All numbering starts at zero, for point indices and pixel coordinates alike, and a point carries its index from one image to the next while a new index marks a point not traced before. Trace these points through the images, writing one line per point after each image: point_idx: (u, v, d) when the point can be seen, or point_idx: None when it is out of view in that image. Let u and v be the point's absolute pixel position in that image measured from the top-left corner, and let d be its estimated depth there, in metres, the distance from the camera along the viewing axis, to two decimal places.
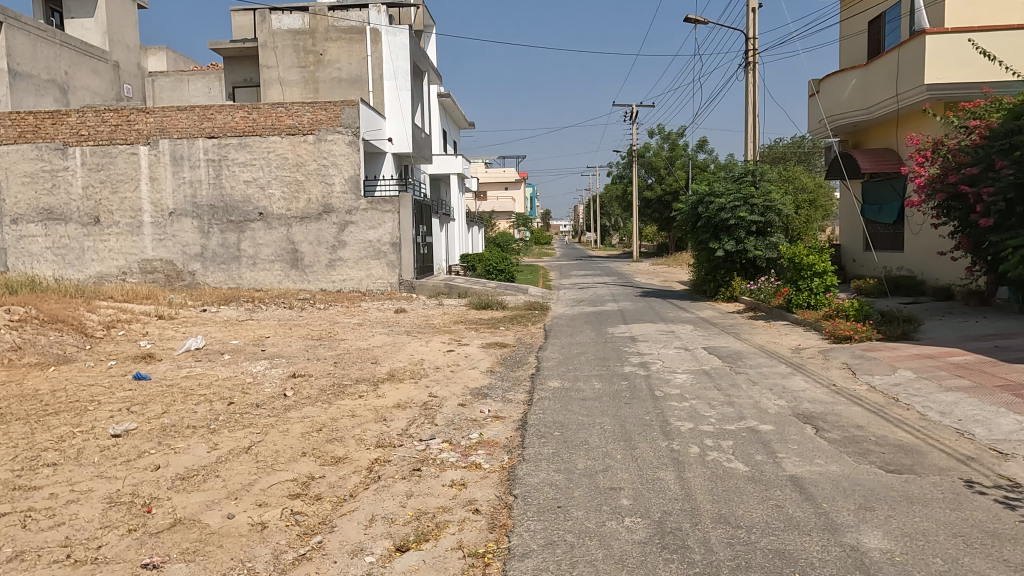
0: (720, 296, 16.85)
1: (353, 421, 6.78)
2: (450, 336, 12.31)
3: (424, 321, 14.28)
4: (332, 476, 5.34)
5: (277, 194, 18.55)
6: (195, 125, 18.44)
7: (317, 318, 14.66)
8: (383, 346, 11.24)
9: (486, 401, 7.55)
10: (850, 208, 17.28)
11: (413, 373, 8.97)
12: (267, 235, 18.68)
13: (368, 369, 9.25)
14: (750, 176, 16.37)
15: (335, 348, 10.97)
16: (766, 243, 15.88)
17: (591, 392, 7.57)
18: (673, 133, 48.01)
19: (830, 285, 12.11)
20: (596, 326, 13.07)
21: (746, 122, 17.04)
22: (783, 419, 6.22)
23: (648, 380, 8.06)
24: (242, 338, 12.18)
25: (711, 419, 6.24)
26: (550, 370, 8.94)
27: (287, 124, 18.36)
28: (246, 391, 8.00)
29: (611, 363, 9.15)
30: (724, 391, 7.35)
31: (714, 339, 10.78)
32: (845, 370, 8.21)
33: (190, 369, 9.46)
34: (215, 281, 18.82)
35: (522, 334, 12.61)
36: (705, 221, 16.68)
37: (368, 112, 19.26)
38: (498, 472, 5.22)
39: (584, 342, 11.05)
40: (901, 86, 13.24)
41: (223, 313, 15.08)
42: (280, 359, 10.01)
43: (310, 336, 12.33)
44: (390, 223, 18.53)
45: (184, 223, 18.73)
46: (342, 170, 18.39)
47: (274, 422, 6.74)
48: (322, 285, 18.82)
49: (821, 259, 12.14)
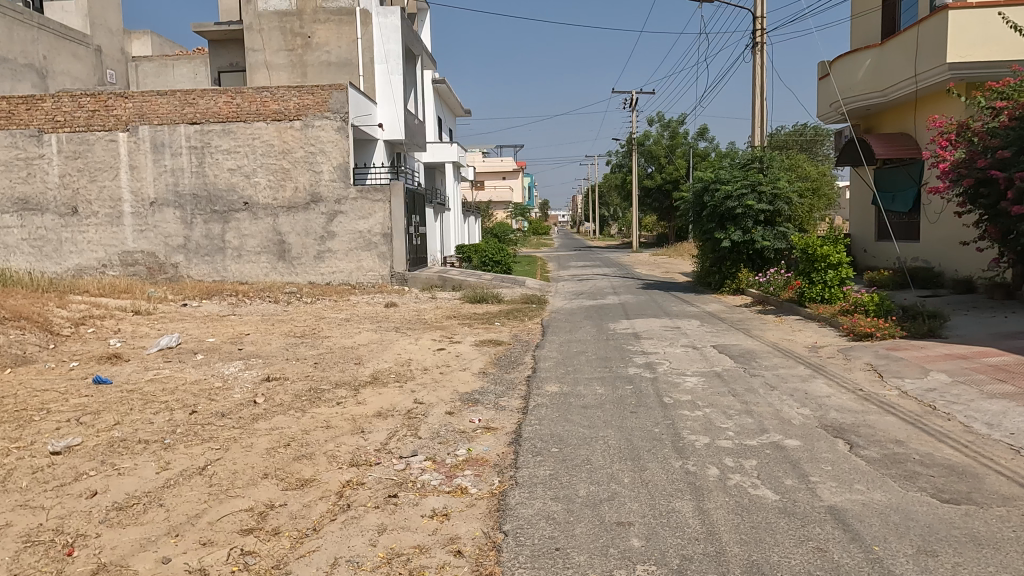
0: (726, 288, 16.14)
1: (326, 434, 6.04)
2: (442, 333, 11.56)
3: (415, 316, 13.52)
4: (295, 504, 4.61)
5: (263, 182, 17.76)
6: (176, 110, 17.62)
7: (302, 313, 13.92)
8: (369, 344, 10.51)
9: (477, 408, 6.83)
10: (862, 195, 16.55)
11: (398, 376, 8.23)
12: (253, 226, 17.90)
13: (351, 371, 8.51)
14: (758, 163, 15.58)
15: (317, 347, 10.22)
16: (774, 233, 15.17)
17: (592, 399, 6.84)
18: (673, 121, 47.20)
19: (846, 278, 11.41)
20: (597, 321, 12.34)
21: (753, 107, 16.22)
22: (811, 432, 5.49)
23: (656, 384, 7.32)
24: (220, 335, 11.43)
25: (729, 433, 5.52)
26: (548, 372, 8.22)
27: (273, 109, 17.55)
28: (213, 397, 7.27)
29: (614, 364, 8.42)
30: (740, 397, 6.63)
31: (724, 336, 10.05)
32: (871, 373, 7.49)
33: (157, 371, 8.73)
34: (199, 274, 18.06)
35: (518, 330, 11.88)
36: (710, 210, 15.87)
37: (357, 96, 18.43)
38: (487, 500, 4.50)
39: (584, 339, 10.32)
40: (920, 66, 12.47)
41: (204, 308, 14.33)
42: (256, 360, 9.26)
43: (293, 333, 11.58)
44: (381, 213, 17.76)
45: (166, 213, 17.93)
46: (331, 157, 17.61)
47: (238, 435, 6.01)
48: (311, 277, 18.05)
49: (836, 250, 11.40)
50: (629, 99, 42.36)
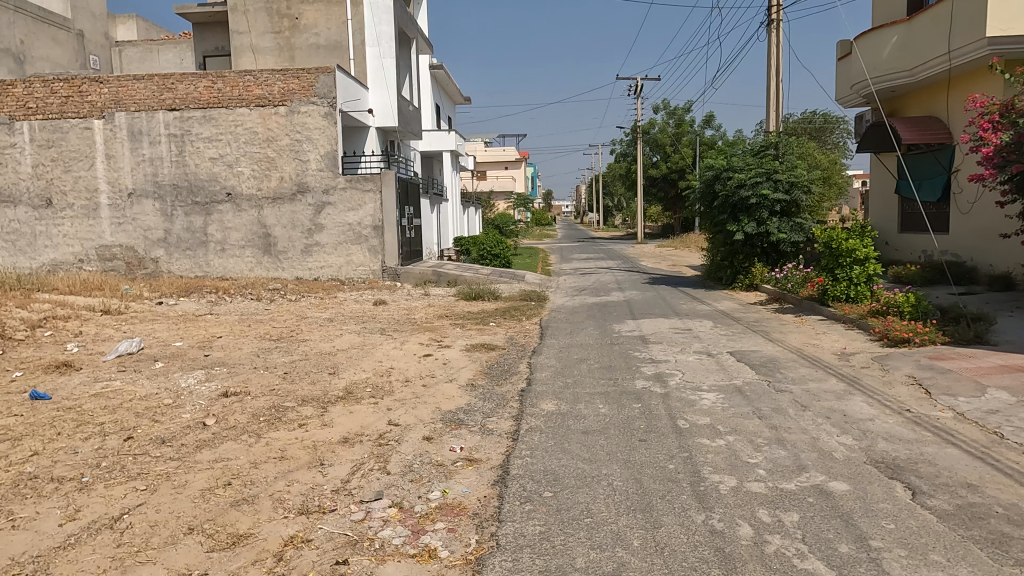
0: (738, 283, 15.12)
1: (278, 469, 5.08)
2: (431, 336, 10.59)
3: (404, 316, 12.55)
4: (219, 573, 3.65)
5: (247, 172, 16.79)
6: (154, 96, 16.64)
7: (283, 313, 12.98)
8: (350, 349, 9.54)
9: (459, 433, 5.86)
10: (884, 183, 15.54)
11: (375, 391, 7.26)
12: (236, 218, 16.93)
13: (322, 384, 7.55)
14: (773, 150, 14.57)
15: (292, 354, 9.27)
16: (790, 225, 14.14)
17: (594, 421, 5.85)
18: (680, 109, 45.92)
19: (873, 275, 10.42)
20: (600, 321, 11.35)
21: (768, 88, 15.14)
22: (860, 472, 4.50)
23: (668, 402, 6.34)
24: (189, 338, 10.48)
25: (761, 472, 4.54)
26: (544, 385, 7.24)
27: (256, 94, 16.56)
28: (158, 416, 6.30)
29: (619, 375, 7.44)
30: (769, 421, 5.64)
31: (741, 341, 9.05)
32: (917, 388, 6.49)
33: (107, 383, 7.78)
34: (181, 269, 17.13)
35: (514, 332, 10.90)
36: (722, 200, 14.85)
37: (346, 80, 17.37)
38: (460, 571, 3.53)
39: (585, 345, 9.32)
40: (955, 42, 11.38)
41: (181, 307, 13.42)
42: (220, 370, 8.30)
43: (268, 336, 10.62)
44: (372, 204, 16.78)
45: (145, 205, 16.97)
46: (318, 145, 16.63)
47: (173, 470, 5.04)
48: (298, 273, 17.09)
49: (863, 244, 10.38)
50: (634, 86, 41.38)
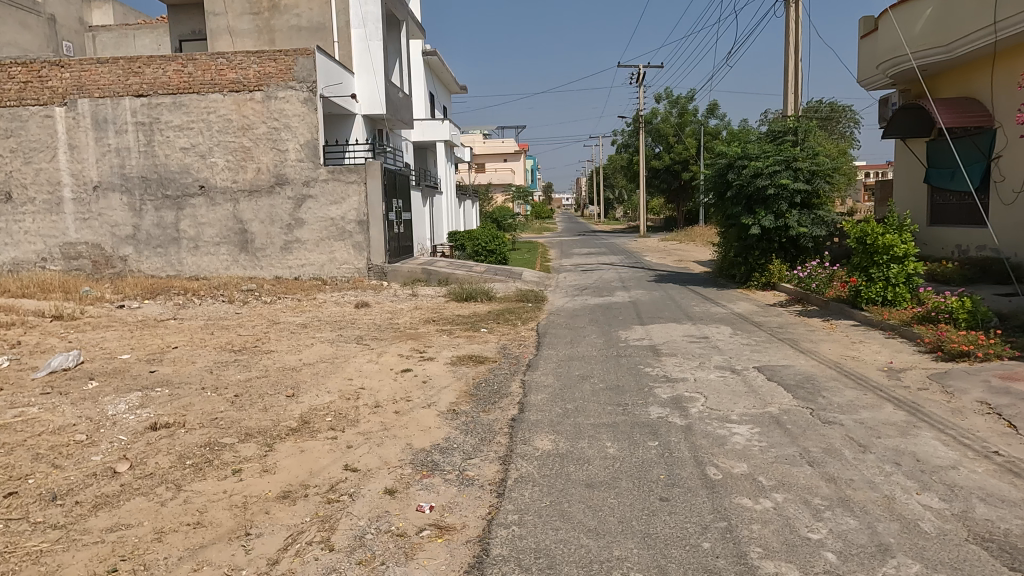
0: (753, 282, 13.86)
1: (187, 543, 3.87)
2: (414, 345, 9.37)
3: (386, 320, 11.36)
4: None
5: (220, 163, 15.55)
6: (119, 81, 15.38)
7: (255, 317, 11.81)
8: (319, 363, 8.34)
9: (431, 484, 4.65)
10: (911, 171, 14.38)
11: (336, 420, 6.06)
12: (210, 213, 15.70)
13: (274, 411, 6.32)
14: (792, 136, 13.32)
15: (250, 369, 8.04)
16: (812, 218, 12.98)
17: (602, 469, 4.63)
18: (682, 98, 44.65)
19: (912, 275, 9.24)
20: (604, 327, 10.14)
21: (786, 70, 13.88)
22: (965, 557, 3.30)
23: (692, 439, 5.12)
24: (139, 350, 9.27)
25: (832, 559, 3.32)
26: (539, 414, 6.03)
27: (230, 79, 15.31)
28: (59, 461, 5.07)
29: (628, 400, 6.22)
30: (824, 469, 4.43)
31: (768, 353, 7.84)
32: (995, 419, 5.28)
33: (23, 407, 6.57)
34: (151, 268, 15.90)
35: (507, 340, 9.70)
36: (736, 191, 13.52)
37: (328, 63, 16.04)
38: None
39: (588, 358, 8.10)
40: (1002, 13, 10.20)
41: (143, 311, 12.22)
42: (160, 391, 7.07)
43: (229, 346, 9.40)
44: (356, 197, 15.55)
45: (112, 199, 15.71)
46: (297, 134, 15.42)
47: (48, 546, 3.83)
48: (277, 271, 15.87)
49: (902, 239, 9.19)
50: (635, 74, 40.16)
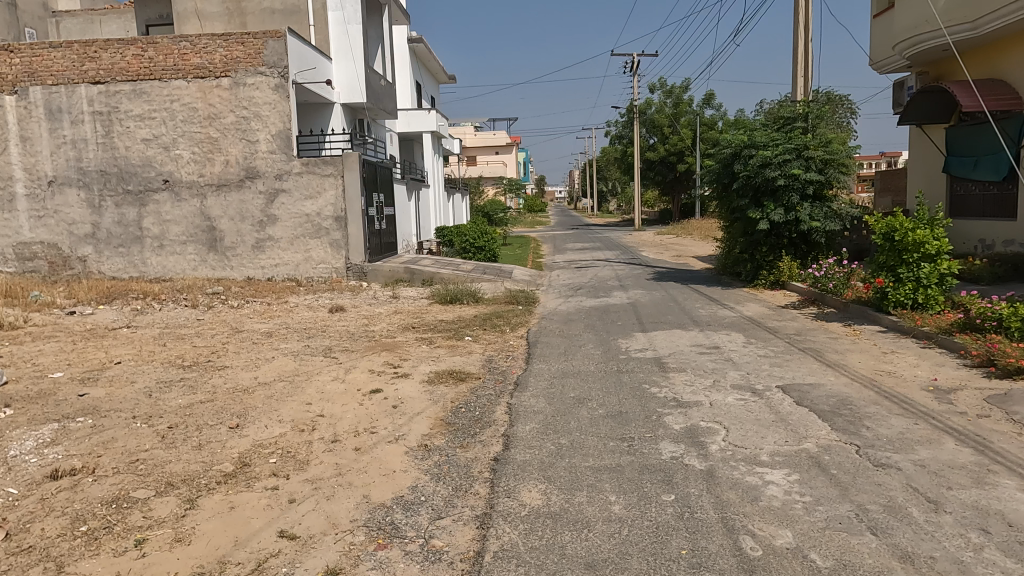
0: (761, 281, 12.86)
1: None
2: (388, 359, 8.28)
3: (362, 327, 10.32)
4: None
5: (186, 155, 14.41)
6: (74, 67, 14.18)
7: (217, 323, 10.76)
8: (278, 381, 7.30)
9: (387, 561, 3.60)
10: (928, 160, 13.45)
11: (282, 461, 5.00)
12: (175, 209, 14.55)
13: (209, 450, 5.25)
14: (803, 122, 12.30)
15: (195, 391, 6.95)
16: (825, 211, 12.00)
17: (606, 541, 3.59)
18: (677, 88, 43.69)
19: (946, 275, 8.28)
20: (601, 335, 9.12)
21: (795, 52, 12.88)
22: None
23: (717, 492, 4.09)
24: (76, 366, 8.16)
25: None
26: (527, 453, 4.99)
27: (194, 64, 14.16)
28: None
29: (635, 433, 5.20)
30: (893, 542, 3.42)
31: (790, 368, 6.83)
32: None
33: None
34: (113, 269, 14.75)
35: (494, 350, 8.66)
36: (743, 182, 12.46)
37: (300, 47, 14.84)
38: None
39: (584, 374, 7.07)
40: None
41: (95, 318, 11.11)
42: (80, 423, 5.97)
43: (178, 361, 8.30)
44: (333, 191, 14.46)
45: (68, 195, 14.52)
46: (268, 123, 14.29)
47: None
48: (249, 272, 14.75)
49: (934, 235, 8.23)
50: (629, 63, 38.86)
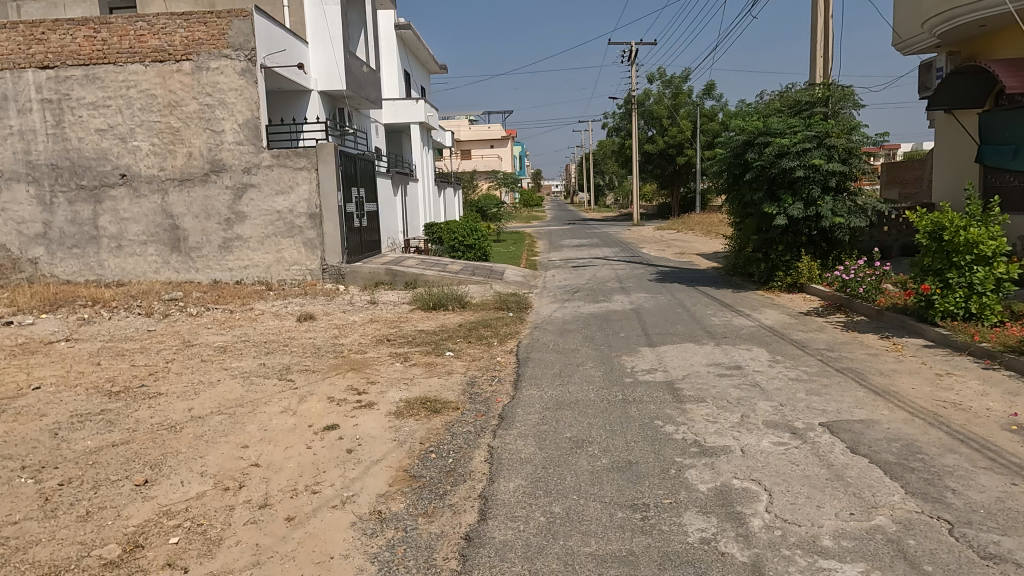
0: (777, 283, 11.70)
1: None
2: (353, 382, 7.07)
3: (330, 340, 9.11)
4: None
5: (144, 147, 13.14)
6: (20, 50, 12.90)
7: (169, 335, 9.54)
8: (216, 413, 6.08)
9: None
10: (959, 148, 12.26)
11: (186, 543, 3.78)
12: (134, 207, 13.30)
13: (98, 523, 4.02)
14: (823, 107, 11.09)
15: (111, 430, 5.71)
16: (848, 206, 10.83)
17: None
18: (676, 78, 42.45)
19: (1004, 281, 7.08)
20: (601, 350, 7.91)
21: (814, 30, 11.64)
22: None
23: None
24: None
25: None
26: (509, 529, 3.77)
27: (152, 46, 12.91)
28: None
29: (651, 498, 4.00)
30: None
31: (831, 398, 5.64)
32: None
33: None
34: (67, 272, 13.48)
35: (477, 370, 7.45)
36: (757, 173, 11.23)
37: (269, 27, 13.57)
38: None
39: (583, 405, 5.87)
40: None
41: (33, 329, 9.88)
42: None
43: (107, 386, 7.08)
44: (306, 185, 13.23)
45: (16, 191, 13.25)
46: (235, 111, 13.04)
47: None
48: (215, 274, 13.51)
49: (990, 234, 7.03)
50: (627, 52, 37.42)
